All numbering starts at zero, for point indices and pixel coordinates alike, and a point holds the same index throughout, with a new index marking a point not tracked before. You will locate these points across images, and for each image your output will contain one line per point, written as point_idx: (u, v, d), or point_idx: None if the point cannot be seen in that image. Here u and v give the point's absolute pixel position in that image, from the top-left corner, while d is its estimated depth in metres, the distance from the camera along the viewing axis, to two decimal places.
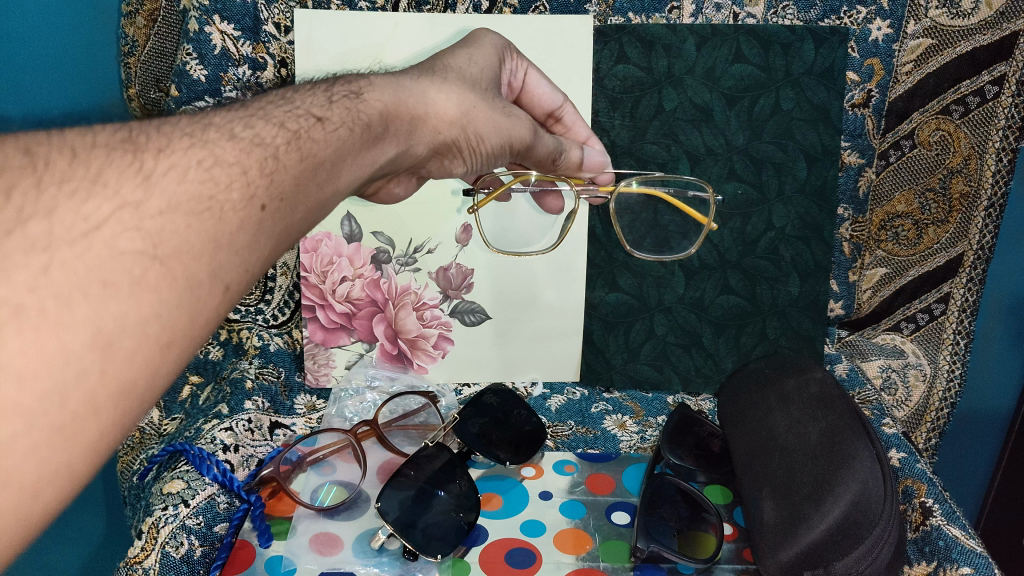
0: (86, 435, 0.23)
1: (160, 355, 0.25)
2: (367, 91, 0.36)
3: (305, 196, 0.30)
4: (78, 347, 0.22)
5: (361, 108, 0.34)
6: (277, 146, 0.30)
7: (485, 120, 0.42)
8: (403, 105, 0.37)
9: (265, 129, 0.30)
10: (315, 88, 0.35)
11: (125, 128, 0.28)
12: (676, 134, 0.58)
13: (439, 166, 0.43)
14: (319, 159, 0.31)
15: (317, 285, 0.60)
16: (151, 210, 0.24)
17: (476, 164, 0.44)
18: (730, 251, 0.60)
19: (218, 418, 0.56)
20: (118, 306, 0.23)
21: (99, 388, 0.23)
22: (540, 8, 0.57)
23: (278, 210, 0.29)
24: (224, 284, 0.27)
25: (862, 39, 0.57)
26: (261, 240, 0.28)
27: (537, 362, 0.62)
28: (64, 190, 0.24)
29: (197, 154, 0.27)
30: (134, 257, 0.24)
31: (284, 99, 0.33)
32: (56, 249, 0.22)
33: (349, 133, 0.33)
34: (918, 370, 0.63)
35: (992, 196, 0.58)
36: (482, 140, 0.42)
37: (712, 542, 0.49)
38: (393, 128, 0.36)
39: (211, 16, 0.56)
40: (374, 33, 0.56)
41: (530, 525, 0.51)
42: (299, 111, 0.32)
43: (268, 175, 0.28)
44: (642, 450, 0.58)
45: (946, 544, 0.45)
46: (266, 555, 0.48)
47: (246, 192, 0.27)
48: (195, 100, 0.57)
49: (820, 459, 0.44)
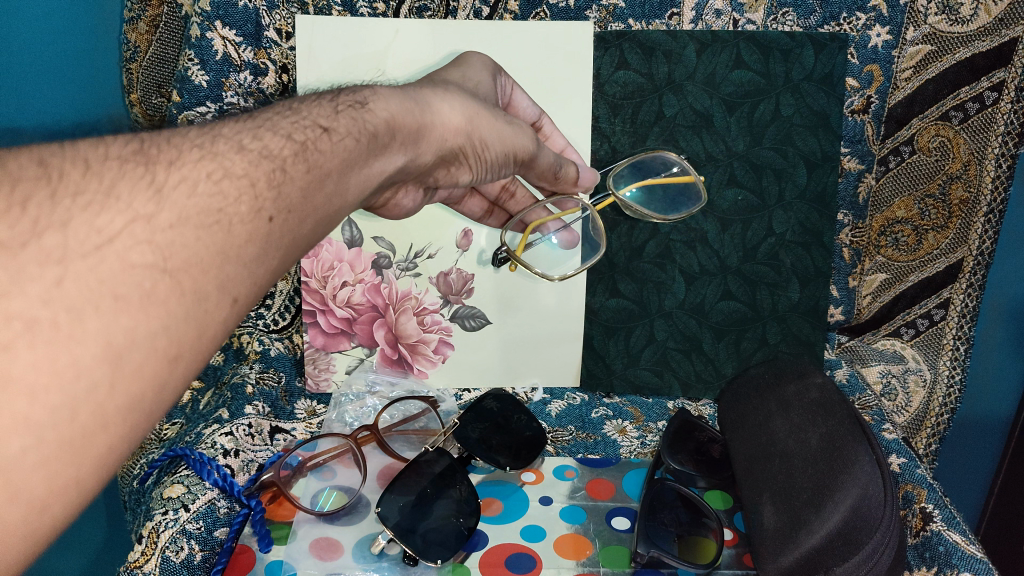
0: (94, 449, 0.23)
1: (168, 367, 0.25)
2: (372, 101, 0.35)
3: (312, 208, 0.30)
4: (88, 360, 0.22)
5: (367, 118, 0.34)
6: (285, 158, 0.30)
7: (489, 127, 0.42)
8: (410, 114, 0.37)
9: (273, 140, 0.30)
10: (320, 99, 0.35)
11: (136, 139, 0.28)
12: (677, 140, 0.58)
13: (446, 175, 0.44)
14: (325, 170, 0.31)
15: (318, 290, 0.60)
16: (163, 223, 0.25)
17: (482, 172, 0.44)
18: (730, 256, 0.60)
19: (218, 423, 0.56)
20: (128, 318, 0.23)
21: (108, 401, 0.23)
22: (541, 14, 0.57)
23: (285, 221, 0.29)
24: (232, 297, 0.27)
25: (862, 46, 0.57)
26: (270, 252, 0.28)
27: (537, 366, 0.62)
28: (78, 203, 0.24)
29: (207, 167, 0.27)
30: (145, 270, 0.24)
31: (291, 109, 0.33)
32: (70, 261, 0.22)
33: (355, 143, 0.33)
34: (918, 375, 0.63)
35: (992, 201, 0.58)
36: (486, 147, 0.42)
37: (712, 547, 0.49)
38: (401, 136, 0.36)
39: (212, 23, 0.56)
40: (374, 41, 0.57)
41: (531, 530, 0.51)
42: (306, 122, 0.32)
43: (275, 187, 0.29)
44: (642, 455, 0.58)
45: (946, 550, 0.45)
46: (267, 560, 0.48)
47: (254, 204, 0.27)
48: (197, 105, 0.57)
49: (820, 463, 0.44)
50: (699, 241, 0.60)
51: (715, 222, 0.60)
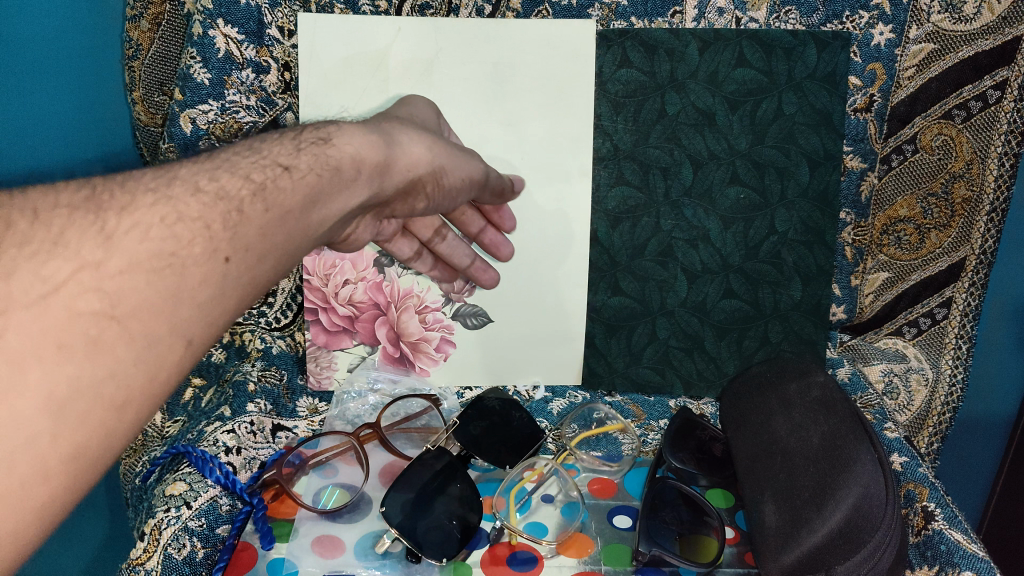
0: (34, 500, 0.25)
1: (114, 416, 0.28)
2: (335, 137, 0.39)
3: (270, 246, 0.34)
4: (29, 412, 0.25)
5: (329, 154, 0.38)
6: (241, 197, 0.33)
7: (447, 157, 0.46)
8: (376, 151, 0.40)
9: (230, 180, 0.34)
10: (282, 138, 0.38)
11: (90, 185, 0.32)
12: (679, 139, 0.58)
13: (403, 204, 0.47)
14: (286, 209, 0.34)
15: (319, 288, 0.60)
16: (111, 269, 0.28)
17: (440, 199, 0.48)
18: (731, 254, 0.60)
19: (219, 420, 0.56)
20: (71, 368, 0.26)
21: (50, 450, 0.26)
22: (544, 12, 0.57)
23: (241, 260, 0.32)
24: (185, 339, 0.30)
25: (865, 44, 0.57)
26: (226, 291, 0.32)
27: (539, 365, 0.62)
28: (25, 252, 0.28)
29: (161, 210, 0.31)
30: (90, 316, 0.27)
31: (251, 149, 0.37)
32: (12, 312, 0.26)
33: (317, 178, 0.36)
34: (920, 374, 0.62)
35: (993, 201, 0.58)
36: (445, 177, 0.46)
37: (713, 547, 0.49)
38: (368, 170, 0.40)
39: (214, 20, 0.56)
40: (376, 39, 0.57)
41: (534, 526, 0.51)
42: (266, 162, 0.36)
43: (231, 228, 0.32)
44: (644, 454, 0.58)
45: (948, 548, 0.45)
46: (269, 557, 0.48)
47: (208, 245, 0.31)
48: (200, 103, 0.57)
49: (821, 463, 0.44)
50: (701, 239, 0.60)
51: (717, 220, 0.60)
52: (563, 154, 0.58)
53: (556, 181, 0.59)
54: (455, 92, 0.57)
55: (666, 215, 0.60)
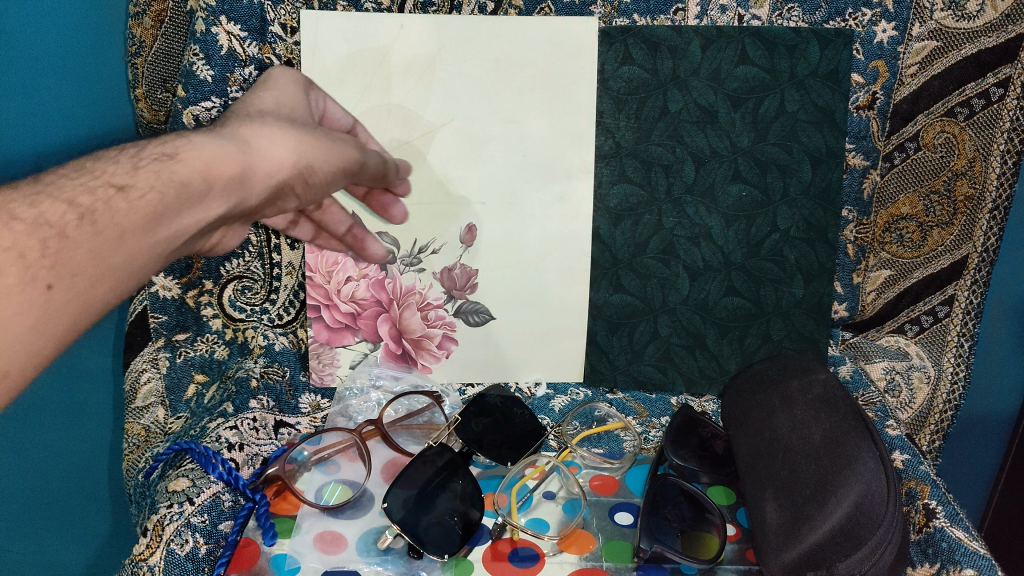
0: None
1: None
2: (183, 151, 0.35)
3: (107, 269, 0.32)
4: None
5: (175, 169, 0.34)
6: (65, 223, 0.31)
7: (318, 151, 0.41)
8: (230, 161, 0.36)
9: (50, 207, 0.31)
10: (123, 153, 0.35)
11: None
12: (680, 136, 0.58)
13: (273, 207, 0.42)
14: (119, 231, 0.32)
15: (322, 285, 0.60)
16: None
17: (313, 196, 0.42)
18: (733, 252, 0.60)
19: (223, 417, 0.57)
20: None
21: None
22: (546, 9, 0.57)
23: (67, 288, 0.30)
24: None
25: (867, 41, 0.57)
26: (52, 319, 0.30)
27: (541, 362, 0.62)
28: None
29: None
30: None
31: (82, 169, 0.34)
32: None
33: (159, 197, 0.33)
34: (922, 372, 0.62)
35: (997, 198, 0.58)
36: (315, 173, 0.41)
37: (715, 543, 0.49)
38: (222, 184, 0.36)
39: (217, 17, 0.56)
40: (379, 36, 0.57)
41: (534, 523, 0.51)
42: (95, 183, 0.33)
43: (53, 255, 0.30)
44: (647, 451, 0.58)
45: (949, 546, 0.45)
46: (271, 554, 0.48)
47: (24, 275, 0.29)
48: (202, 100, 0.57)
49: (823, 460, 0.44)
50: (702, 237, 0.60)
51: (719, 218, 0.60)
52: (565, 152, 0.58)
53: (558, 178, 0.59)
54: (457, 89, 0.57)
55: (668, 213, 0.60)
